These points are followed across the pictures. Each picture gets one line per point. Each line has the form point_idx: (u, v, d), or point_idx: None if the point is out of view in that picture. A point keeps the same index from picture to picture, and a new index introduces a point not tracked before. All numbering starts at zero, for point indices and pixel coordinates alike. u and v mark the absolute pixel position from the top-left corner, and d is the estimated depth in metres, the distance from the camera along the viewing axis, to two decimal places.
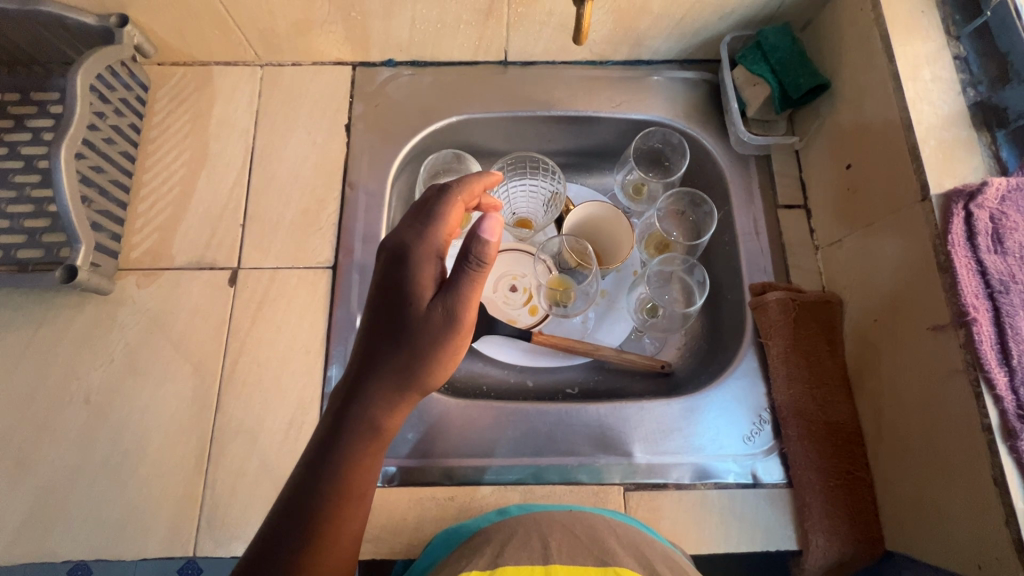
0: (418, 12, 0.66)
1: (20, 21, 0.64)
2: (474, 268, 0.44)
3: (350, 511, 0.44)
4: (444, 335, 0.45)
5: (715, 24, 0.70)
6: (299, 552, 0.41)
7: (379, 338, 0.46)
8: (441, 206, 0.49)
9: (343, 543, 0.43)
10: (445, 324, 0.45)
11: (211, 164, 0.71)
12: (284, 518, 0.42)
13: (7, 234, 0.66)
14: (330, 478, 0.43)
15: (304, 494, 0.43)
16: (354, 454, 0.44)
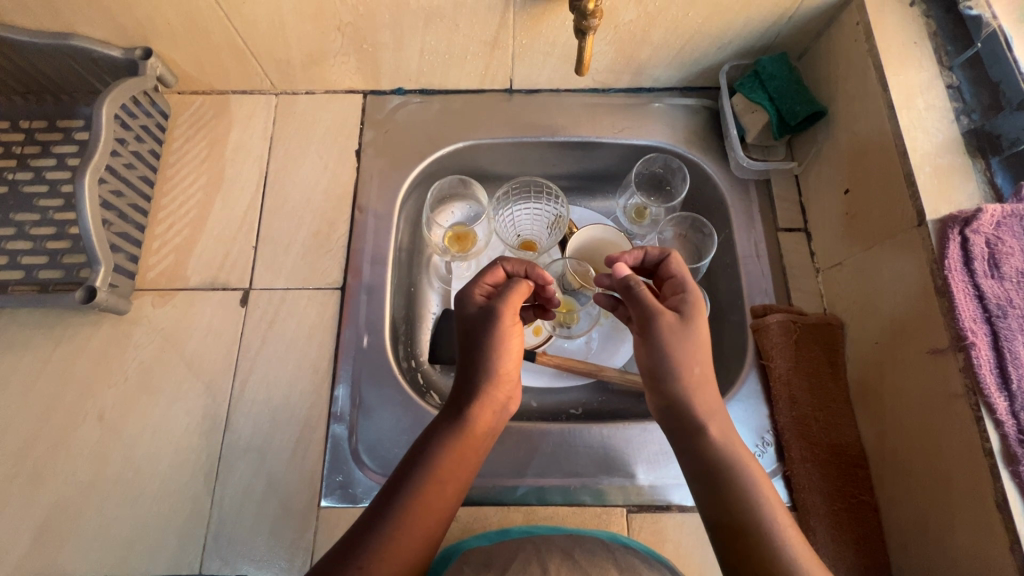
0: (427, 43, 0.69)
1: (50, 53, 0.68)
2: (495, 269, 0.59)
3: (431, 511, 0.48)
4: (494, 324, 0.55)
5: (714, 54, 0.72)
6: (387, 530, 0.47)
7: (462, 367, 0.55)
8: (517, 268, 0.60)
9: (421, 530, 0.48)
10: (500, 337, 0.55)
11: (226, 188, 0.74)
12: (374, 518, 0.48)
13: (32, 256, 0.69)
14: (421, 468, 0.50)
15: (389, 491, 0.49)
16: (435, 458, 0.50)
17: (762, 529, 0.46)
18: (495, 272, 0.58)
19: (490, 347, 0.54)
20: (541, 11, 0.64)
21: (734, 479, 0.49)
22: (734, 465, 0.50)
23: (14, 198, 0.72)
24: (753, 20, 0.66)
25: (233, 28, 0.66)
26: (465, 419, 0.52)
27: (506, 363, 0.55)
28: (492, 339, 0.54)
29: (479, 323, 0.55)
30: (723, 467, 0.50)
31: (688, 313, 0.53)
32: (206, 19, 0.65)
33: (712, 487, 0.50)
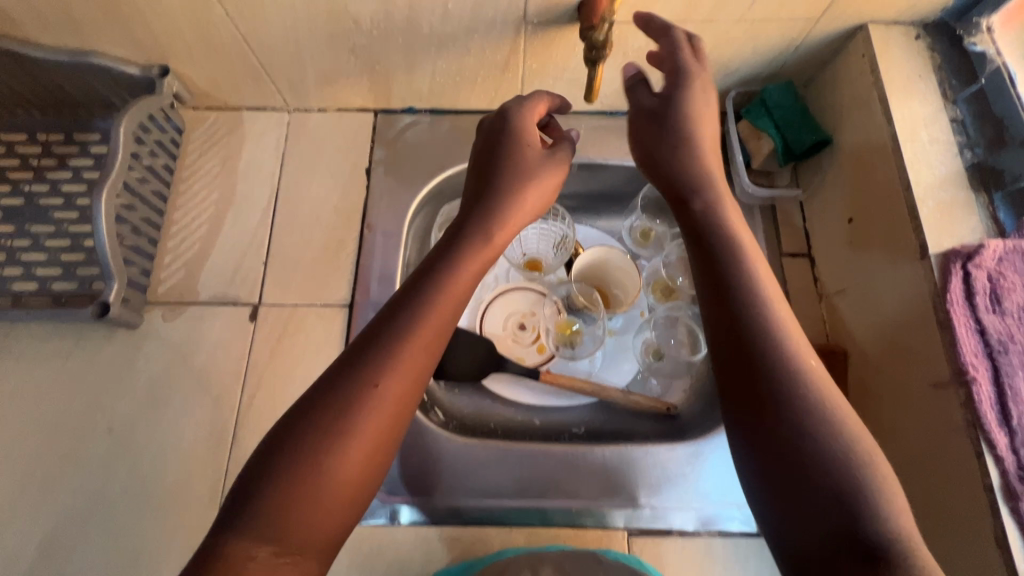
0: (439, 66, 0.70)
1: (69, 70, 0.69)
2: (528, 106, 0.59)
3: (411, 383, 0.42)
4: (519, 176, 0.56)
5: (722, 80, 0.73)
6: (358, 381, 0.41)
7: (492, 201, 0.54)
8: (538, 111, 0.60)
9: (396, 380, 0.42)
10: (541, 179, 0.56)
11: (239, 203, 0.75)
12: (344, 369, 0.42)
13: (46, 267, 0.70)
14: (410, 319, 0.44)
15: (352, 357, 0.42)
16: (407, 322, 0.44)
17: (800, 396, 0.39)
18: (538, 99, 0.60)
19: (523, 183, 0.56)
20: (552, 38, 0.65)
21: (763, 335, 0.42)
22: (767, 321, 0.43)
23: (30, 210, 0.73)
24: (761, 49, 0.67)
25: (249, 48, 0.67)
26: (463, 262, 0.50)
27: (535, 200, 0.56)
28: (513, 180, 0.55)
29: (530, 161, 0.56)
30: (762, 329, 0.42)
31: (693, 130, 0.55)
32: (224, 39, 0.66)
33: (737, 347, 0.42)
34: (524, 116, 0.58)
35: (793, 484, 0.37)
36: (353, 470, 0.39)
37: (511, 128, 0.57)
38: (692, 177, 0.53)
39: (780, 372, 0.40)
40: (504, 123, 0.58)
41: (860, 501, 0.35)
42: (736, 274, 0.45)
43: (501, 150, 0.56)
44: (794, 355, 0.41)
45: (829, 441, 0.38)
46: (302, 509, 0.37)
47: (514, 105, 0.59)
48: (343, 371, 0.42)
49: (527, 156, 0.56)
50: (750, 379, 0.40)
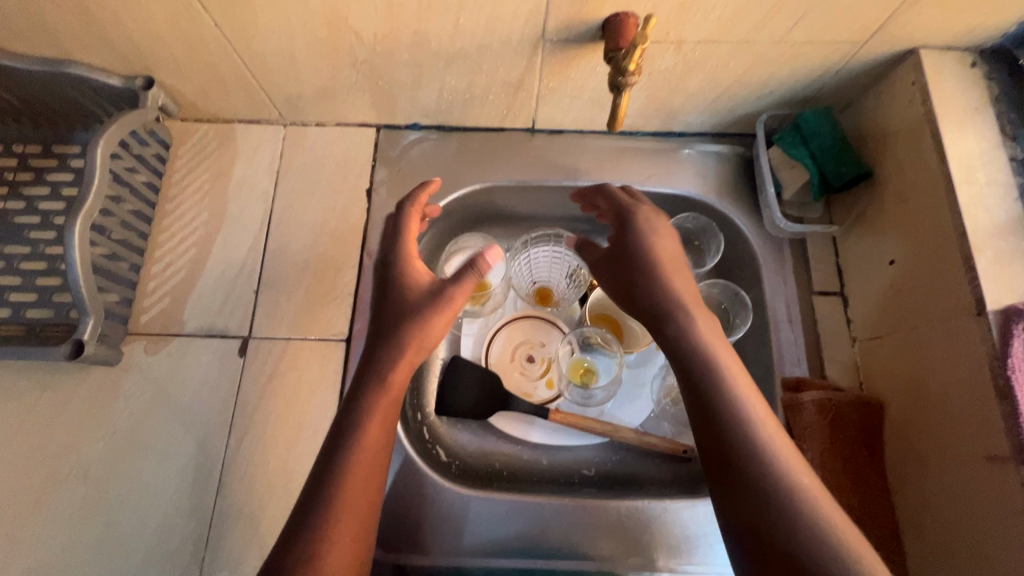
0: (447, 83, 0.65)
1: (44, 80, 0.64)
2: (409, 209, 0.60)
3: (363, 504, 0.46)
4: (427, 305, 0.54)
5: (753, 103, 0.67)
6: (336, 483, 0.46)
7: (380, 335, 0.54)
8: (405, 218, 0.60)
9: (361, 481, 0.47)
10: (432, 303, 0.54)
11: (229, 225, 0.70)
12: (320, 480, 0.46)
13: (20, 293, 0.65)
14: (358, 414, 0.50)
15: (323, 469, 0.47)
16: (350, 450, 0.48)
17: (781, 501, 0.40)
18: (407, 223, 0.59)
19: (414, 312, 0.54)
20: (572, 56, 0.59)
21: (734, 431, 0.44)
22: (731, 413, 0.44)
23: (4, 229, 0.68)
24: (798, 72, 0.62)
25: (241, 60, 0.62)
26: (390, 373, 0.52)
27: (435, 326, 0.54)
28: (415, 315, 0.54)
29: (419, 291, 0.55)
30: (729, 431, 0.44)
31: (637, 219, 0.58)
32: (213, 51, 0.60)
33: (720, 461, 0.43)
34: (403, 256, 0.58)
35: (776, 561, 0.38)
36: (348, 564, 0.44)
37: (394, 271, 0.57)
38: (654, 262, 0.54)
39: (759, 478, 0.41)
40: (386, 270, 0.58)
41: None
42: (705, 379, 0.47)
43: (389, 287, 0.56)
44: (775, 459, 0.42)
45: (800, 513, 0.39)
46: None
47: (392, 248, 0.59)
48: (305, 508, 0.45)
49: (412, 292, 0.55)
50: (729, 493, 0.42)
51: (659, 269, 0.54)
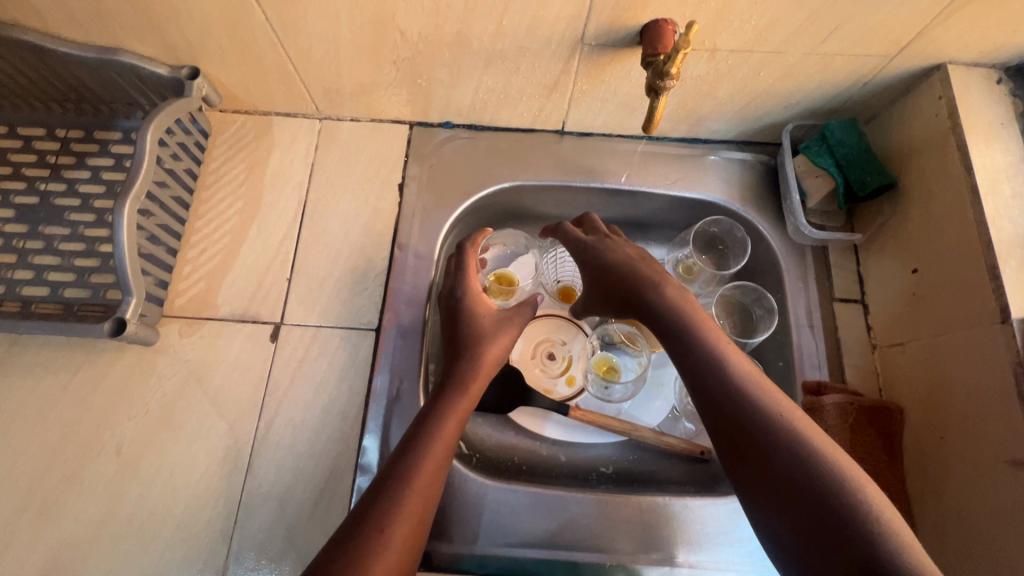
0: (484, 82, 0.67)
1: (94, 67, 0.66)
2: (469, 251, 0.66)
3: (427, 493, 0.49)
4: (498, 334, 0.62)
5: (780, 112, 0.69)
6: (407, 469, 0.49)
7: (456, 360, 0.60)
8: (465, 260, 0.66)
9: (431, 468, 0.50)
10: (503, 329, 0.62)
11: (263, 214, 0.71)
12: (395, 464, 0.50)
13: (59, 272, 0.67)
14: (433, 412, 0.54)
15: (396, 458, 0.50)
16: (428, 441, 0.51)
17: (797, 459, 0.42)
18: (469, 259, 0.66)
19: (490, 335, 0.61)
20: (608, 61, 0.61)
21: (767, 430, 0.44)
22: (765, 413, 0.45)
23: (45, 210, 0.70)
24: (828, 83, 0.63)
25: (286, 54, 0.64)
26: (467, 387, 0.57)
27: (502, 345, 0.62)
28: (487, 340, 0.61)
29: (490, 321, 0.62)
30: (759, 428, 0.45)
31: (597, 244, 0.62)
32: (261, 44, 0.62)
33: (732, 435, 0.46)
34: (473, 288, 0.64)
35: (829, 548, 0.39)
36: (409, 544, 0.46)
37: (466, 302, 0.63)
38: (616, 279, 0.59)
39: (805, 473, 0.41)
40: (456, 301, 0.64)
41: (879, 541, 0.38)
42: (704, 360, 0.50)
43: (460, 316, 0.63)
44: (792, 427, 0.44)
45: (848, 500, 0.40)
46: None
47: (457, 282, 0.65)
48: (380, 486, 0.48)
49: (485, 320, 0.62)
50: (770, 486, 0.43)
51: (618, 286, 0.59)
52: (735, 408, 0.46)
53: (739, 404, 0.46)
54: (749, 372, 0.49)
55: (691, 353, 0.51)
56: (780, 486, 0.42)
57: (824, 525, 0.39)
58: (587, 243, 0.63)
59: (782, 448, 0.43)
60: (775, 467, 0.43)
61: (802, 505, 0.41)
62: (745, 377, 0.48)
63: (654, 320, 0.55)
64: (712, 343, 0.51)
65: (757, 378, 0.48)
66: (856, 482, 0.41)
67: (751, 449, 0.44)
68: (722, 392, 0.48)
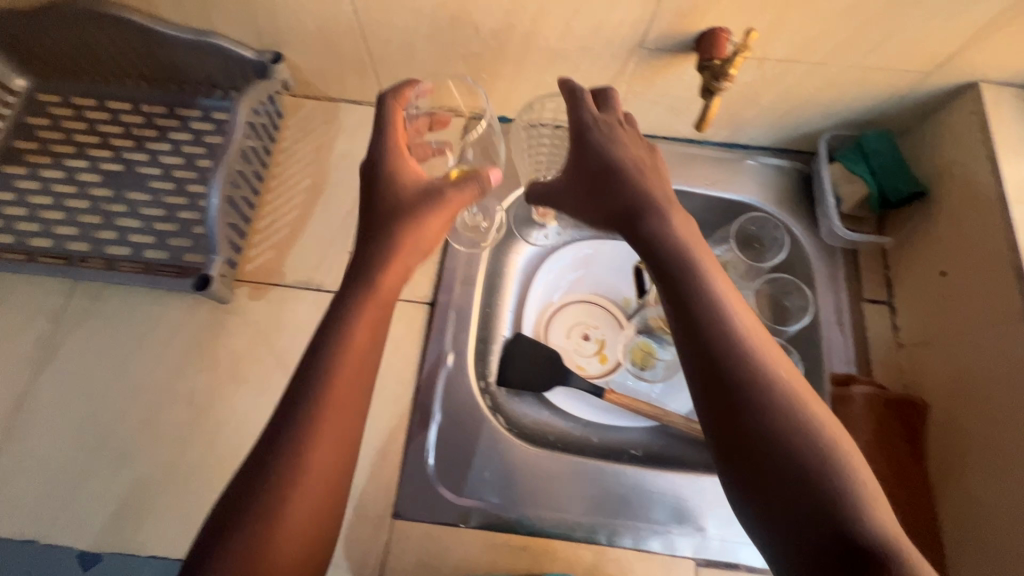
0: (543, 79, 0.72)
1: (187, 47, 0.72)
2: (390, 112, 0.58)
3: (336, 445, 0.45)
4: (423, 207, 0.55)
5: (818, 121, 0.74)
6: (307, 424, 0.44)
7: (373, 235, 0.55)
8: (387, 124, 0.57)
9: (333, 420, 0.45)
10: (429, 206, 0.55)
11: (329, 193, 0.76)
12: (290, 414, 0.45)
13: (140, 235, 0.72)
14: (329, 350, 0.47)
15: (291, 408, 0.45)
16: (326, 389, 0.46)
17: (782, 413, 0.39)
18: (393, 117, 0.58)
19: (410, 210, 0.55)
20: (663, 64, 0.66)
21: (729, 349, 0.42)
22: (729, 333, 0.43)
23: (129, 177, 0.75)
24: (866, 95, 0.68)
25: (365, 44, 0.69)
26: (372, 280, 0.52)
27: (431, 224, 0.56)
28: (409, 214, 0.55)
29: (411, 190, 0.56)
30: (724, 346, 0.43)
31: (598, 138, 0.56)
32: (343, 34, 0.68)
33: (704, 356, 0.43)
34: (393, 153, 0.57)
35: (770, 471, 0.38)
36: (322, 496, 0.44)
37: (382, 165, 0.56)
38: (612, 195, 0.54)
39: (757, 396, 0.40)
40: (375, 168, 0.56)
41: (869, 542, 0.35)
42: (696, 295, 0.46)
43: (379, 185, 0.56)
44: (751, 349, 0.42)
45: (796, 429, 0.39)
46: (289, 513, 0.42)
47: (377, 147, 0.57)
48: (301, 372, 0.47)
49: (405, 188, 0.56)
50: (718, 402, 0.41)
51: (618, 192, 0.54)
52: (729, 372, 0.41)
53: (708, 322, 0.44)
54: (740, 314, 0.45)
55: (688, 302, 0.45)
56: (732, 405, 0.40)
57: (765, 447, 0.39)
58: (587, 134, 0.56)
59: (772, 423, 0.39)
60: (731, 386, 0.41)
61: (747, 433, 0.39)
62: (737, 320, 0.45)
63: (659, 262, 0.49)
64: (709, 291, 0.46)
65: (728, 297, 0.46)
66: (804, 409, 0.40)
67: (739, 419, 0.40)
68: (711, 332, 0.43)
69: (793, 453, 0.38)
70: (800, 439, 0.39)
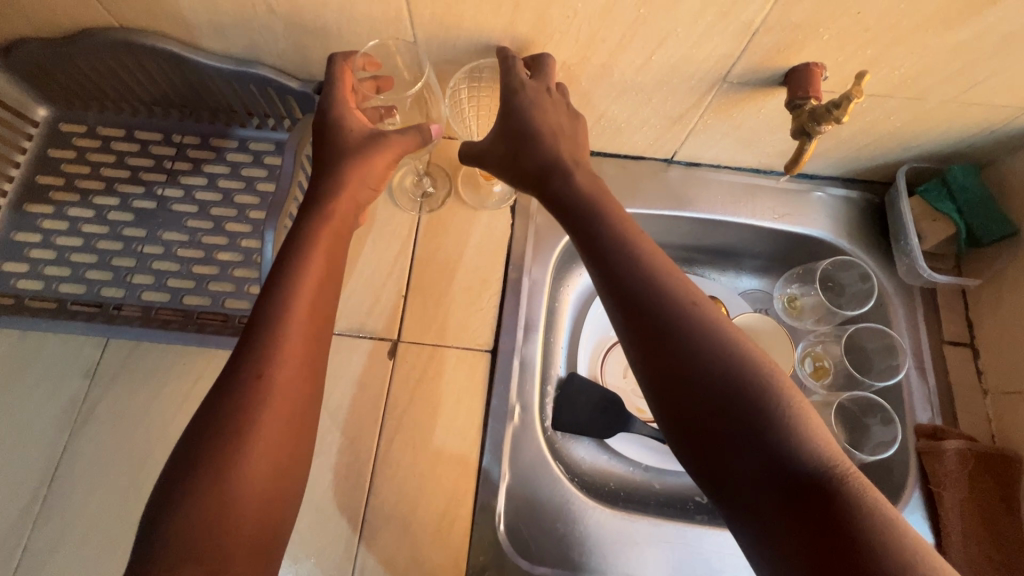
0: (609, 111, 0.67)
1: (225, 76, 0.66)
2: (334, 71, 0.57)
3: (291, 404, 0.46)
4: (373, 150, 0.56)
5: (897, 154, 0.70)
6: (263, 384, 0.45)
7: (326, 184, 0.56)
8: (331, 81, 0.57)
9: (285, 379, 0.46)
10: (375, 147, 0.56)
11: (377, 231, 0.72)
12: (232, 380, 0.45)
13: (177, 279, 0.67)
14: (275, 306, 0.48)
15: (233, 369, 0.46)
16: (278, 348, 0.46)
17: (713, 358, 0.42)
18: (341, 74, 0.57)
19: (356, 150, 0.56)
20: (743, 97, 0.62)
21: (656, 309, 0.45)
22: (657, 291, 0.46)
23: (163, 215, 0.70)
24: (954, 129, 0.64)
25: None
26: (329, 210, 0.54)
27: (375, 165, 0.56)
28: (357, 160, 0.55)
29: (360, 137, 0.56)
30: (652, 306, 0.45)
31: (524, 100, 0.54)
32: None
33: (636, 319, 0.46)
34: (337, 104, 0.57)
35: (705, 417, 0.41)
36: (276, 446, 0.44)
37: (331, 116, 0.57)
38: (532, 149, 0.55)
39: (687, 350, 0.43)
40: (322, 117, 0.57)
41: (804, 458, 0.38)
42: (621, 259, 0.48)
43: (328, 134, 0.57)
44: (676, 303, 0.45)
45: (726, 371, 0.42)
46: (246, 472, 0.42)
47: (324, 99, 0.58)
48: (246, 336, 0.47)
49: (352, 134, 0.56)
50: (652, 360, 0.44)
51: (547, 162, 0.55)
52: (664, 326, 0.44)
53: (633, 285, 0.46)
54: (665, 271, 0.47)
55: (616, 266, 0.48)
56: (664, 362, 0.43)
57: (698, 396, 0.42)
58: (514, 97, 0.55)
59: (708, 366, 0.42)
60: (664, 345, 0.44)
61: (679, 383, 0.43)
62: (663, 278, 0.47)
63: (590, 235, 0.51)
64: (633, 251, 0.48)
65: (649, 256, 0.48)
66: (734, 351, 0.43)
67: (676, 369, 0.43)
68: (639, 295, 0.46)
69: (726, 396, 0.41)
70: (731, 379, 0.41)
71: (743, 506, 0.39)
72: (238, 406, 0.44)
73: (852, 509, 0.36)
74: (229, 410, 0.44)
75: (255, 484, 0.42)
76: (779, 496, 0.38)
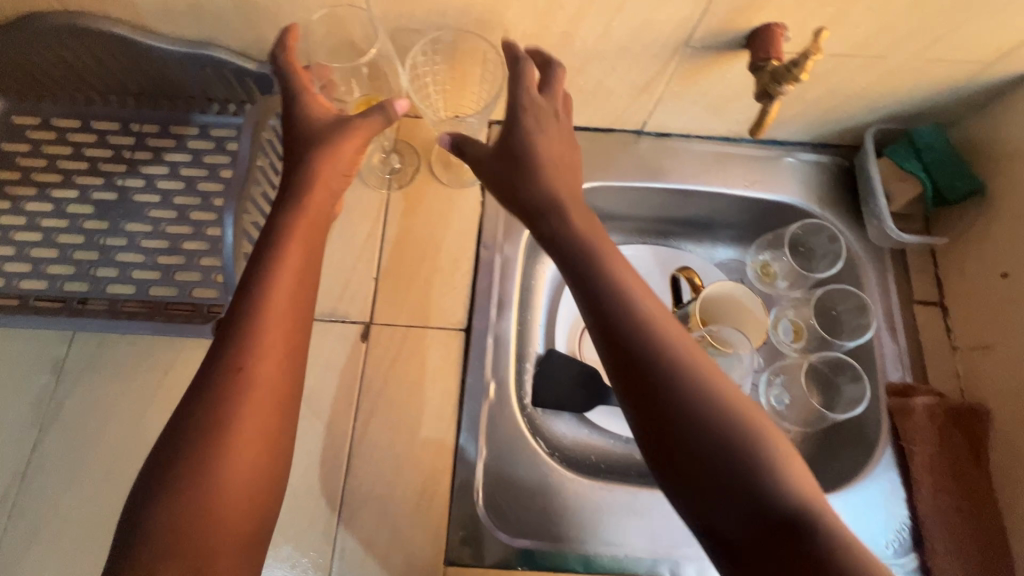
0: (575, 82, 0.66)
1: (179, 59, 0.64)
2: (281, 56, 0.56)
3: (271, 396, 0.45)
4: (343, 132, 0.55)
5: (865, 116, 0.69)
6: (241, 376, 0.44)
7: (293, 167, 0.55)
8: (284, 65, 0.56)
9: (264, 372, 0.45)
10: (341, 131, 0.55)
11: (345, 214, 0.71)
12: (212, 375, 0.44)
13: (142, 270, 0.66)
14: (253, 299, 0.47)
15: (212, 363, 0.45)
16: (257, 341, 0.45)
17: (683, 379, 0.42)
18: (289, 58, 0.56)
19: (323, 130, 0.55)
20: (707, 63, 0.61)
21: (629, 327, 0.45)
22: (630, 310, 0.45)
23: (124, 207, 0.69)
24: (919, 88, 0.64)
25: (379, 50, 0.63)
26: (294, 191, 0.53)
27: (345, 148, 0.55)
28: (323, 141, 0.55)
29: (326, 122, 0.56)
30: (625, 324, 0.45)
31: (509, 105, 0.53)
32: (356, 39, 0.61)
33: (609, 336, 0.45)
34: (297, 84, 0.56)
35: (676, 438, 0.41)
36: (258, 440, 0.43)
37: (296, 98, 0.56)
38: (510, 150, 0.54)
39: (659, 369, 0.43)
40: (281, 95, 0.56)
41: (772, 488, 0.39)
42: (595, 276, 0.47)
43: (293, 115, 0.56)
44: (648, 322, 0.45)
45: (695, 394, 0.42)
46: (227, 464, 0.42)
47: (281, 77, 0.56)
48: (224, 328, 0.46)
49: (318, 117, 0.56)
50: (624, 377, 0.44)
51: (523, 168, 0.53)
52: (640, 346, 0.44)
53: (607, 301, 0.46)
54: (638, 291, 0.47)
55: (592, 283, 0.47)
56: (636, 380, 0.43)
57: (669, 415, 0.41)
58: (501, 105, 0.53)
59: (682, 391, 0.42)
60: (636, 363, 0.43)
61: (650, 402, 0.42)
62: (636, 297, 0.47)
63: (564, 250, 0.50)
64: (609, 269, 0.48)
65: (623, 274, 0.48)
66: (704, 373, 0.43)
67: (651, 390, 0.43)
68: (613, 313, 0.45)
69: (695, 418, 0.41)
70: (701, 401, 0.41)
71: (712, 531, 0.39)
72: (210, 395, 0.43)
73: (812, 538, 0.37)
74: (200, 400, 0.43)
75: (238, 477, 0.42)
76: (747, 523, 0.38)
